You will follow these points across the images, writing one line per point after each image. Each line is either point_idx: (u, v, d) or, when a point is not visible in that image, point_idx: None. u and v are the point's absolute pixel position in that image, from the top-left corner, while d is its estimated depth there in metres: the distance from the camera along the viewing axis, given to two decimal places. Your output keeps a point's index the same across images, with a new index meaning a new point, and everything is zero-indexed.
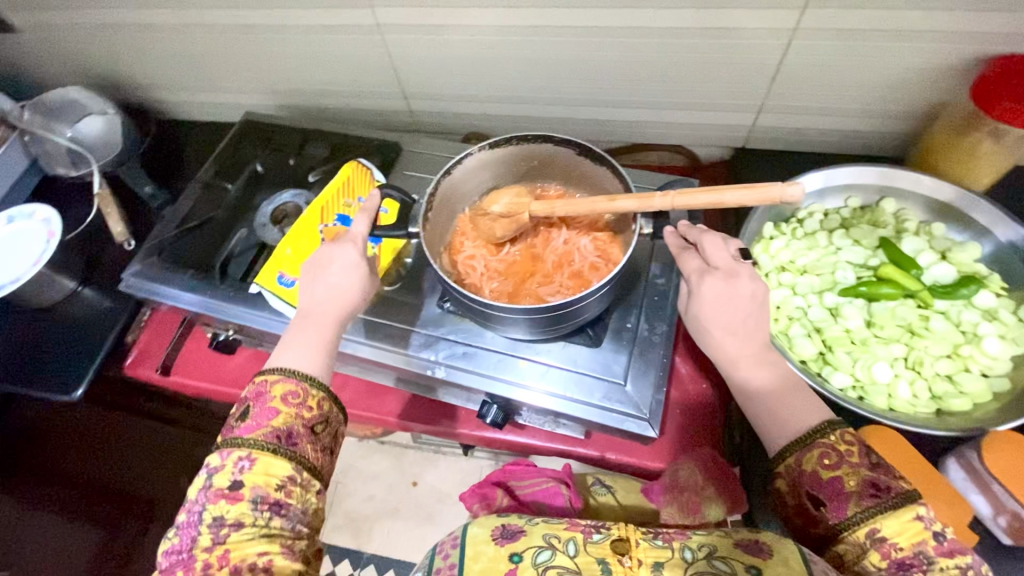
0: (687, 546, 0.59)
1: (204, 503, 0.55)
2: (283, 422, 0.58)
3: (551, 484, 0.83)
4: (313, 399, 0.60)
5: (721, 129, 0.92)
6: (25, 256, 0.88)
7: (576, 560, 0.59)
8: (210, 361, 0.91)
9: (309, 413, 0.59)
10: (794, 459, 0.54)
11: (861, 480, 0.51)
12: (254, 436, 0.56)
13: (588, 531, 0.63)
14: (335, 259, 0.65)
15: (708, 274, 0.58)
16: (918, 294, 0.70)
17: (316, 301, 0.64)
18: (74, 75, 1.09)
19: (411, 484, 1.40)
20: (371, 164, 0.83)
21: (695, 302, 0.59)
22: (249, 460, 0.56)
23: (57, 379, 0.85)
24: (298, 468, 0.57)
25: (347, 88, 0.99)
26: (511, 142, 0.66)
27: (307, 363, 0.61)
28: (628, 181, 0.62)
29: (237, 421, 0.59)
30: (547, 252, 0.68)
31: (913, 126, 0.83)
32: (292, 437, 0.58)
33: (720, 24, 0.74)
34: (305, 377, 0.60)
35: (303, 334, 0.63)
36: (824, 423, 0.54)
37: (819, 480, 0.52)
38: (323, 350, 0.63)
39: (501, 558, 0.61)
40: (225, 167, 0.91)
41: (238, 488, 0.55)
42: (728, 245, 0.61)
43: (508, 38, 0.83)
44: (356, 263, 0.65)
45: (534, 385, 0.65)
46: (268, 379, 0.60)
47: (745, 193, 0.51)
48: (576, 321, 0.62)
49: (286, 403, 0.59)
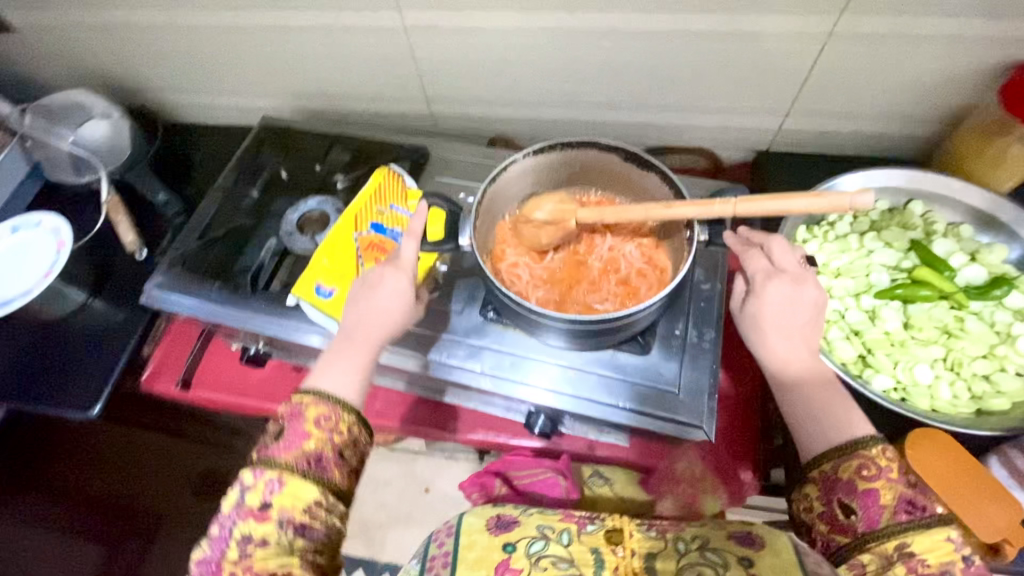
0: (680, 538, 0.61)
1: (235, 520, 0.54)
2: (313, 446, 0.56)
3: (548, 476, 0.81)
4: (344, 423, 0.58)
5: (745, 132, 0.92)
6: (34, 266, 0.86)
7: (570, 549, 0.63)
8: (232, 373, 0.88)
9: (338, 438, 0.58)
10: (830, 466, 0.54)
11: (897, 496, 0.51)
12: (285, 458, 0.55)
13: (582, 522, 0.67)
14: (384, 280, 0.63)
15: (768, 278, 0.59)
16: (953, 295, 0.72)
17: (362, 323, 0.62)
18: (74, 77, 1.04)
19: (424, 491, 1.38)
20: (402, 171, 0.81)
21: (755, 304, 0.59)
22: (279, 482, 0.55)
23: (74, 398, 0.81)
24: (324, 492, 0.56)
25: (367, 91, 0.96)
26: (555, 148, 0.65)
27: (345, 389, 0.59)
28: (679, 186, 0.62)
29: (271, 440, 0.57)
30: (592, 258, 0.67)
31: (936, 130, 0.84)
32: (322, 462, 0.56)
33: (752, 30, 0.74)
34: (339, 402, 0.58)
35: (345, 357, 0.61)
36: (867, 436, 0.54)
37: (855, 490, 0.52)
38: (363, 378, 0.61)
39: (494, 548, 0.64)
40: (245, 174, 0.89)
41: (267, 509, 0.54)
42: (796, 252, 0.61)
43: (539, 41, 0.82)
44: (407, 291, 0.62)
45: (582, 394, 0.65)
46: (303, 401, 0.58)
47: (812, 202, 0.52)
48: (629, 330, 0.61)
49: (318, 426, 0.57)
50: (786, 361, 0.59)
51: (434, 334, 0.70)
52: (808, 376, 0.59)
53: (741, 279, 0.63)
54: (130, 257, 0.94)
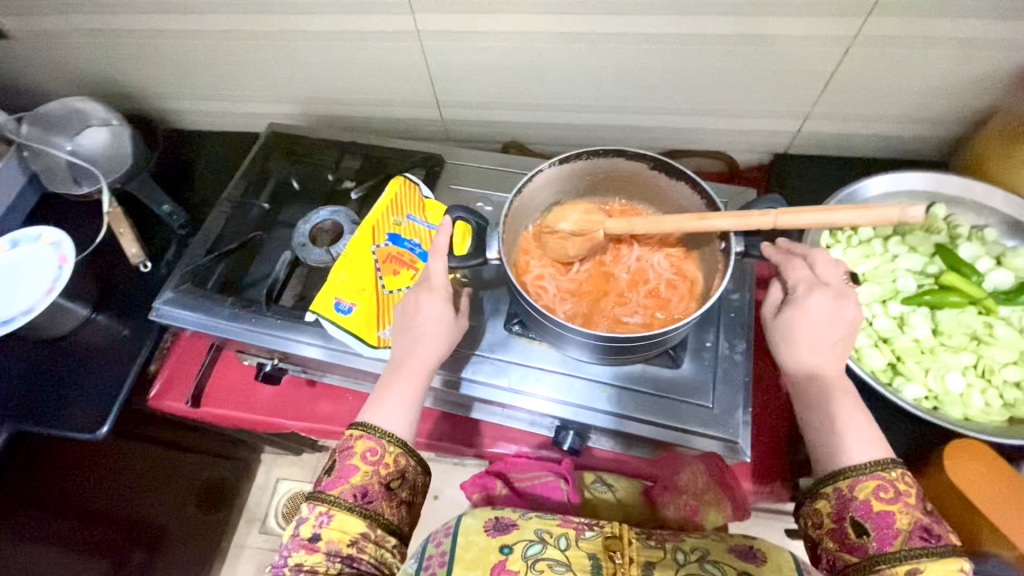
0: (680, 548, 0.66)
1: (289, 551, 0.54)
2: (359, 480, 0.56)
3: (550, 479, 0.79)
4: (390, 455, 0.58)
5: (763, 135, 0.91)
6: (36, 284, 0.82)
7: (566, 553, 0.66)
8: (244, 390, 0.86)
9: (385, 471, 0.57)
10: (847, 484, 0.52)
11: (914, 521, 0.50)
12: (334, 492, 0.55)
13: (580, 528, 0.69)
14: (421, 306, 0.62)
15: (808, 291, 0.58)
16: (981, 301, 0.71)
17: (406, 353, 0.62)
18: (71, 83, 1.01)
19: (433, 498, 1.36)
20: (417, 179, 0.79)
21: (796, 316, 0.57)
22: (328, 515, 0.55)
23: (81, 418, 0.79)
24: (371, 524, 0.55)
25: (376, 96, 0.94)
26: (581, 157, 0.63)
27: (394, 421, 0.59)
28: (711, 195, 0.60)
29: (324, 475, 0.58)
30: (619, 270, 0.65)
31: (957, 131, 0.83)
32: (369, 496, 0.56)
33: (776, 34, 0.73)
34: (385, 434, 0.58)
35: (393, 390, 0.60)
36: (887, 457, 0.52)
37: (870, 511, 0.51)
38: (411, 411, 0.60)
39: (491, 550, 0.67)
40: (255, 184, 0.86)
41: (317, 540, 0.54)
42: (840, 266, 0.60)
43: (556, 45, 0.79)
44: (445, 316, 0.62)
45: (615, 411, 0.64)
46: (351, 435, 0.58)
47: (858, 214, 0.50)
48: (664, 344, 0.59)
49: (364, 460, 0.57)
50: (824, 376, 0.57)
51: (459, 349, 0.68)
52: (843, 391, 0.57)
53: (779, 291, 0.61)
54: (134, 270, 0.91)
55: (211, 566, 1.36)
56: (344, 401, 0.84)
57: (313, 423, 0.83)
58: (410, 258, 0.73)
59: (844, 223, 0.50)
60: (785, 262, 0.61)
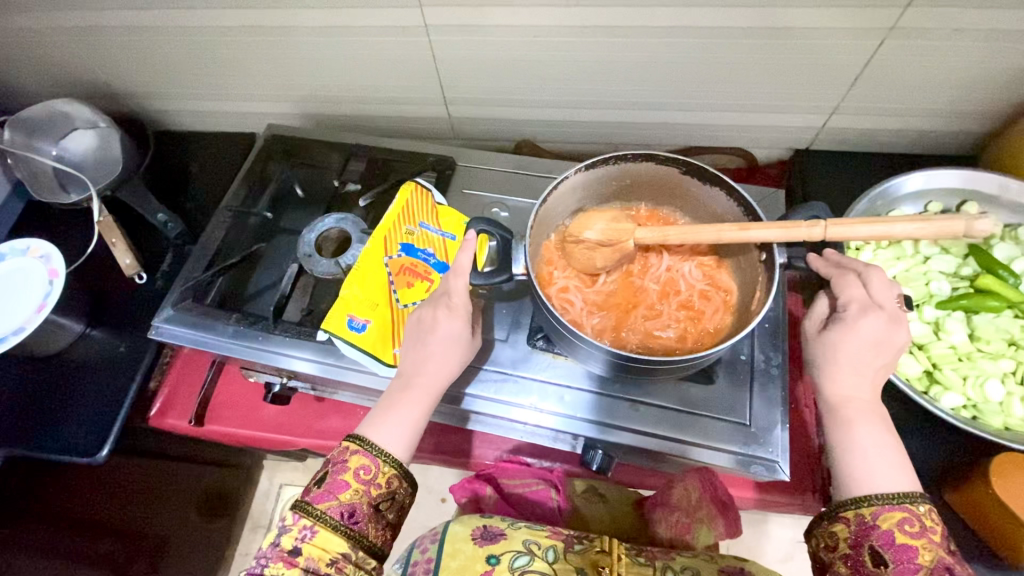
0: (670, 567, 0.63)
1: (266, 560, 0.51)
2: (349, 498, 0.53)
3: (540, 487, 0.79)
4: (384, 476, 0.54)
5: (786, 131, 0.87)
6: (25, 301, 0.77)
7: (554, 565, 0.63)
8: (250, 406, 0.82)
9: (377, 492, 0.54)
10: (870, 511, 0.49)
11: (935, 560, 0.47)
12: (321, 507, 0.52)
13: (568, 541, 0.66)
14: (438, 323, 0.59)
15: (858, 313, 0.55)
16: (1020, 305, 0.68)
17: (420, 371, 0.58)
18: (55, 83, 0.95)
19: (441, 501, 1.27)
20: (429, 184, 0.75)
21: (842, 332, 0.55)
22: (311, 530, 0.52)
23: (78, 441, 0.75)
24: (354, 546, 0.52)
25: (381, 94, 0.89)
26: (609, 162, 0.59)
27: (394, 440, 0.56)
28: (749, 200, 0.56)
29: (313, 485, 0.54)
30: (648, 281, 0.62)
31: (988, 124, 0.80)
32: (355, 516, 0.53)
33: (804, 27, 0.69)
34: (382, 453, 0.54)
35: (397, 408, 0.57)
36: (916, 491, 0.49)
37: (892, 542, 0.48)
38: (414, 433, 0.57)
39: (477, 559, 0.65)
40: (254, 190, 0.82)
41: (296, 555, 0.50)
42: (895, 288, 0.57)
43: (571, 38, 0.75)
44: (463, 338, 0.59)
45: (647, 429, 0.61)
46: (348, 447, 0.55)
47: (919, 226, 0.47)
48: (698, 364, 0.56)
49: (356, 477, 0.53)
50: (856, 394, 0.54)
51: (477, 365, 0.65)
52: (867, 411, 0.54)
53: (822, 308, 0.59)
54: (130, 283, 0.86)
55: None
56: (354, 416, 0.81)
57: (323, 439, 0.80)
58: (428, 271, 0.69)
59: (899, 237, 0.48)
60: (835, 279, 0.58)
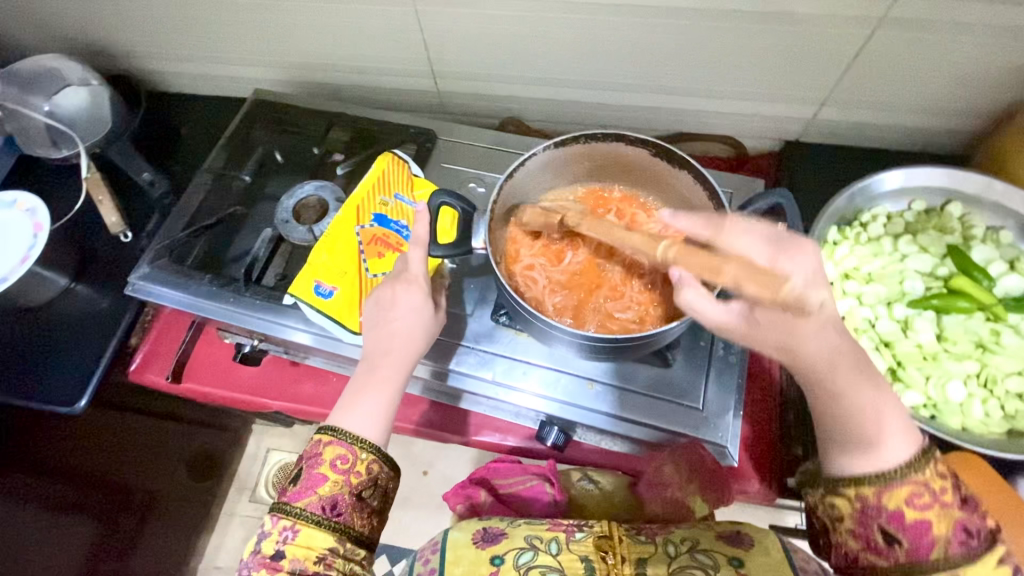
0: (670, 540, 0.60)
1: (249, 569, 0.51)
2: (329, 491, 0.53)
3: (534, 483, 0.75)
4: (363, 463, 0.55)
5: (776, 121, 0.86)
6: (11, 252, 0.79)
7: (559, 558, 0.60)
8: (225, 368, 0.83)
9: (357, 480, 0.54)
10: (872, 491, 0.46)
11: (952, 524, 0.44)
12: (300, 504, 0.53)
13: (570, 530, 0.63)
14: (398, 299, 0.60)
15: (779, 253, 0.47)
16: (991, 308, 0.68)
17: (383, 349, 0.59)
18: (50, 41, 0.96)
19: (423, 473, 1.28)
20: (406, 156, 0.76)
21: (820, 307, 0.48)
22: (292, 530, 0.52)
23: (59, 391, 0.76)
24: (340, 539, 0.53)
25: (368, 63, 0.88)
26: (578, 140, 0.59)
27: (367, 425, 0.56)
28: (713, 184, 0.57)
29: (289, 484, 0.55)
30: (613, 263, 0.62)
31: (982, 123, 0.78)
32: (338, 508, 0.53)
33: (793, 11, 0.67)
34: (356, 440, 0.55)
35: (369, 392, 0.57)
36: (918, 457, 0.46)
37: (902, 522, 0.45)
38: (388, 412, 0.57)
39: (481, 562, 0.62)
40: (237, 154, 0.83)
41: (279, 559, 0.51)
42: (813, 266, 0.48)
43: (558, 15, 0.74)
44: (422, 308, 0.60)
45: (604, 409, 0.62)
46: (321, 440, 0.55)
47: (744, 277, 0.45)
48: (653, 344, 0.56)
49: (334, 469, 0.54)
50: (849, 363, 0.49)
51: (443, 339, 0.66)
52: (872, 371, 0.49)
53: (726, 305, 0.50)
54: (114, 240, 0.88)
55: (199, 538, 1.30)
56: (328, 383, 0.82)
57: (298, 404, 0.81)
58: (396, 245, 0.70)
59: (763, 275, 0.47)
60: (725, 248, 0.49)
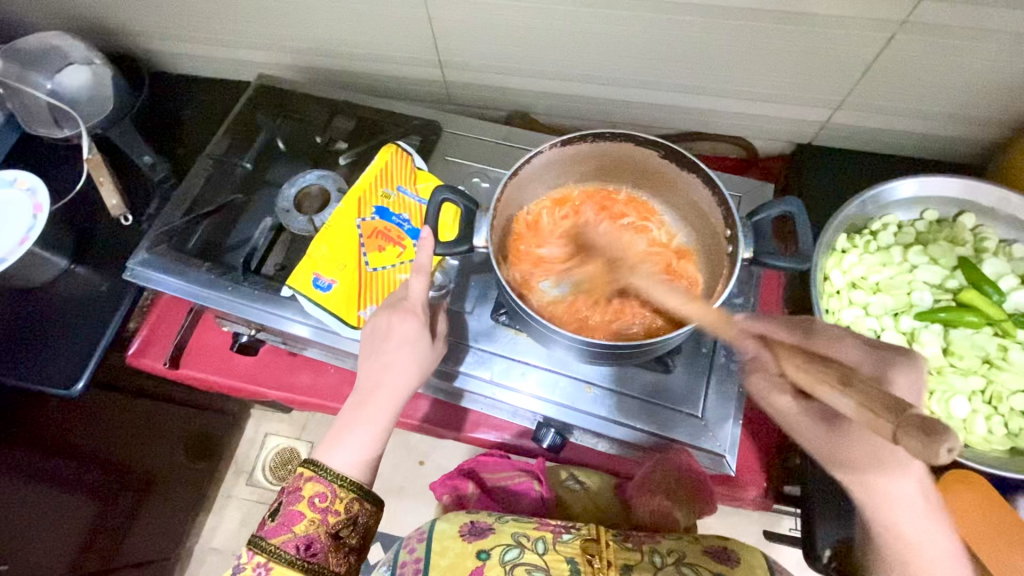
0: (656, 551, 0.61)
1: None
2: (306, 529, 0.55)
3: (522, 479, 0.75)
4: (341, 502, 0.57)
5: (789, 124, 0.84)
6: (8, 232, 0.78)
7: (545, 557, 0.60)
8: (222, 355, 0.83)
9: (334, 520, 0.56)
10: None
11: None
12: (276, 542, 0.54)
13: (558, 531, 0.63)
14: (394, 329, 0.59)
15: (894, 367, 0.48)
16: (1000, 323, 0.67)
17: (376, 381, 0.59)
18: (55, 19, 0.94)
19: (419, 464, 1.28)
20: (410, 148, 0.75)
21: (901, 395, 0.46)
22: (265, 568, 0.54)
23: (57, 373, 0.76)
24: None
25: (376, 53, 0.87)
26: (585, 139, 0.58)
27: (352, 461, 0.58)
28: (722, 189, 0.56)
29: (267, 518, 0.57)
30: (618, 271, 0.61)
31: (999, 133, 0.77)
32: (313, 548, 0.55)
33: (810, 13, 0.65)
34: (337, 479, 0.56)
35: (352, 427, 0.58)
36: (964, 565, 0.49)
37: None
38: (373, 447, 0.59)
39: (467, 556, 0.61)
40: (240, 140, 0.82)
41: None
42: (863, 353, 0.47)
43: (571, 9, 0.72)
44: (416, 341, 0.59)
45: (599, 415, 0.62)
46: (304, 474, 0.57)
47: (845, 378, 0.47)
48: (654, 351, 0.56)
49: (312, 506, 0.56)
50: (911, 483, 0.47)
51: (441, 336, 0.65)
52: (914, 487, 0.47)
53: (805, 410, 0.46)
54: (115, 222, 0.87)
55: (196, 519, 1.31)
56: (325, 374, 0.82)
57: (296, 394, 0.81)
58: None
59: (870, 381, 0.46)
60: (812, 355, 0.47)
